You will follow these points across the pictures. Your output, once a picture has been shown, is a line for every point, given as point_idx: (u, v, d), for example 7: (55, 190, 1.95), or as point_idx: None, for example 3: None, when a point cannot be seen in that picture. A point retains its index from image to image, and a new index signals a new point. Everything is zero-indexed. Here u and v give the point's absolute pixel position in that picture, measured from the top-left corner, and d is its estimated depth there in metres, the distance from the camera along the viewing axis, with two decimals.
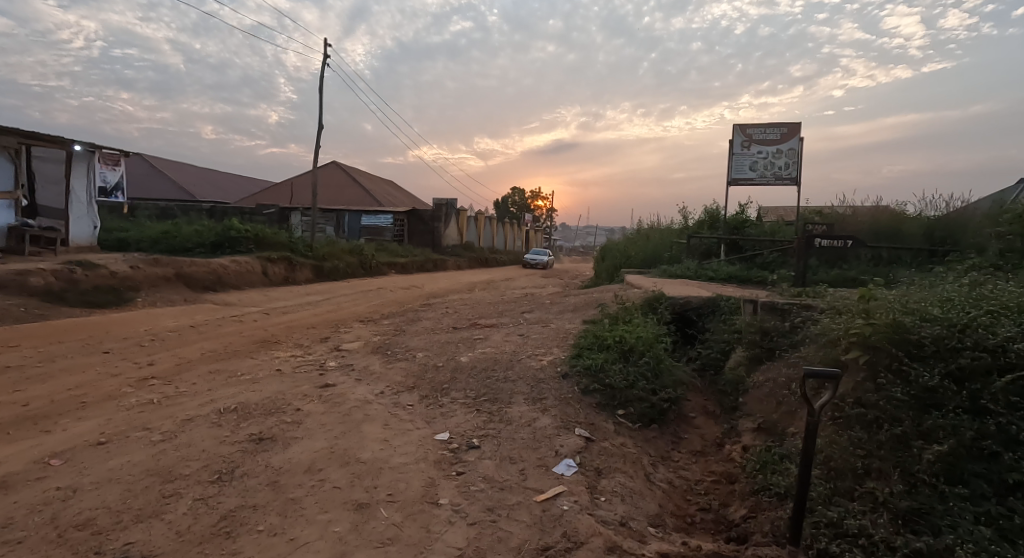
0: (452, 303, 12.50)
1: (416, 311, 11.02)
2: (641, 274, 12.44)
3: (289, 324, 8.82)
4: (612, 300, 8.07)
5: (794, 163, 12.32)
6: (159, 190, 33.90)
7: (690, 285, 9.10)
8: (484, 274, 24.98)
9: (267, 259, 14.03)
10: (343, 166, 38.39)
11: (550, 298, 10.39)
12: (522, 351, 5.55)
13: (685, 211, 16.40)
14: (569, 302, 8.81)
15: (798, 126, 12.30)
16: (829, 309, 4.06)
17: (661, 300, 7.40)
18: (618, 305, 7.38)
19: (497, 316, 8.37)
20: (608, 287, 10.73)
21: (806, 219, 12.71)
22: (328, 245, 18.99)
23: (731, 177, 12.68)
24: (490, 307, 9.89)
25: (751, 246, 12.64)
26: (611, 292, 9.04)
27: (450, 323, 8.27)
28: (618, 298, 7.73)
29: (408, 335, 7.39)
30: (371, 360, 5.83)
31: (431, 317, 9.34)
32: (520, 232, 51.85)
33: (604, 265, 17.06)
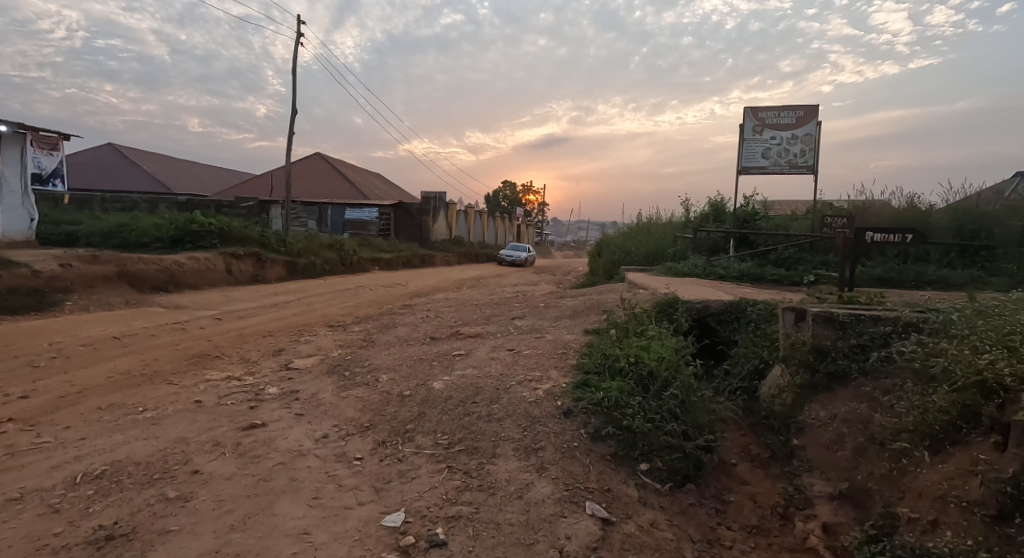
0: (436, 305, 11.35)
1: (394, 315, 9.85)
2: (643, 272, 11.34)
3: (243, 331, 7.63)
4: (616, 303, 6.96)
5: (811, 149, 11.25)
6: (132, 182, 32.41)
7: (704, 287, 8.01)
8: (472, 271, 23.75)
9: (232, 255, 12.77)
10: (327, 157, 36.93)
11: (543, 299, 9.26)
12: (510, 375, 4.41)
13: (688, 203, 15.32)
14: (566, 306, 7.68)
15: (815, 108, 11.20)
16: (955, 336, 2.96)
17: (677, 304, 6.27)
18: (627, 311, 6.23)
19: (483, 323, 7.23)
20: (609, 288, 9.60)
21: (822, 211, 11.69)
22: (304, 239, 17.72)
23: (742, 165, 11.62)
24: (477, 311, 8.74)
25: (763, 241, 11.59)
26: (613, 294, 7.91)
27: (428, 331, 7.11)
28: (624, 302, 6.60)
29: (377, 348, 6.24)
30: (321, 385, 4.66)
31: (409, 323, 8.18)
32: (510, 227, 50.54)
33: (601, 261, 15.96)
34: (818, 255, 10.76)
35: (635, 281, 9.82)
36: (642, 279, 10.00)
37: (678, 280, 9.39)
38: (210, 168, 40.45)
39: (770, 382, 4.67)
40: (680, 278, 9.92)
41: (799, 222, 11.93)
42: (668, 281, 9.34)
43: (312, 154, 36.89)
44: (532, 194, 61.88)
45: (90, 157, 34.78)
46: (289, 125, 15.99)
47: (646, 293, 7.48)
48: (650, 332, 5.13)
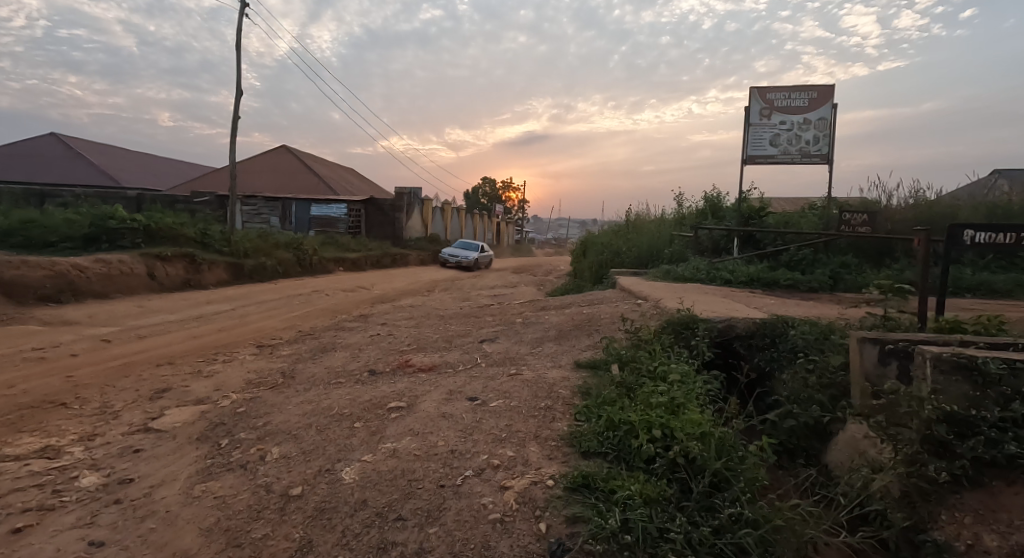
0: (396, 316, 9.69)
1: (341, 330, 8.19)
2: (636, 276, 9.88)
3: (130, 360, 5.92)
4: (613, 324, 5.44)
5: (825, 136, 9.87)
6: (77, 175, 30.05)
7: (717, 298, 6.55)
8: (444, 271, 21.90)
9: (156, 257, 10.95)
10: (294, 151, 34.78)
11: (521, 311, 7.69)
12: (465, 455, 2.82)
13: (682, 198, 13.93)
14: (550, 324, 6.11)
15: (830, 89, 9.81)
16: None
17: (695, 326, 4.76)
18: (631, 338, 4.69)
19: (442, 347, 5.66)
20: (600, 297, 8.09)
21: (838, 206, 10.33)
22: (255, 239, 15.91)
23: (747, 154, 10.18)
24: (442, 327, 7.14)
25: (771, 240, 10.21)
26: (609, 310, 6.39)
27: (372, 358, 5.50)
28: (625, 323, 5.07)
29: (297, 387, 4.62)
30: (173, 467, 3.02)
31: (354, 343, 6.54)
32: (490, 224, 48.70)
33: (585, 263, 14.48)
34: (836, 256, 9.39)
35: (629, 289, 8.33)
36: (637, 287, 8.54)
37: (681, 288, 7.92)
38: (170, 162, 38.06)
39: (849, 451, 3.19)
40: (680, 285, 8.46)
41: (811, 217, 10.54)
42: (670, 289, 7.87)
43: (277, 147, 34.78)
44: (512, 191, 60.08)
45: (32, 148, 32.19)
46: (234, 110, 14.15)
47: (650, 308, 5.98)
48: (671, 374, 3.61)
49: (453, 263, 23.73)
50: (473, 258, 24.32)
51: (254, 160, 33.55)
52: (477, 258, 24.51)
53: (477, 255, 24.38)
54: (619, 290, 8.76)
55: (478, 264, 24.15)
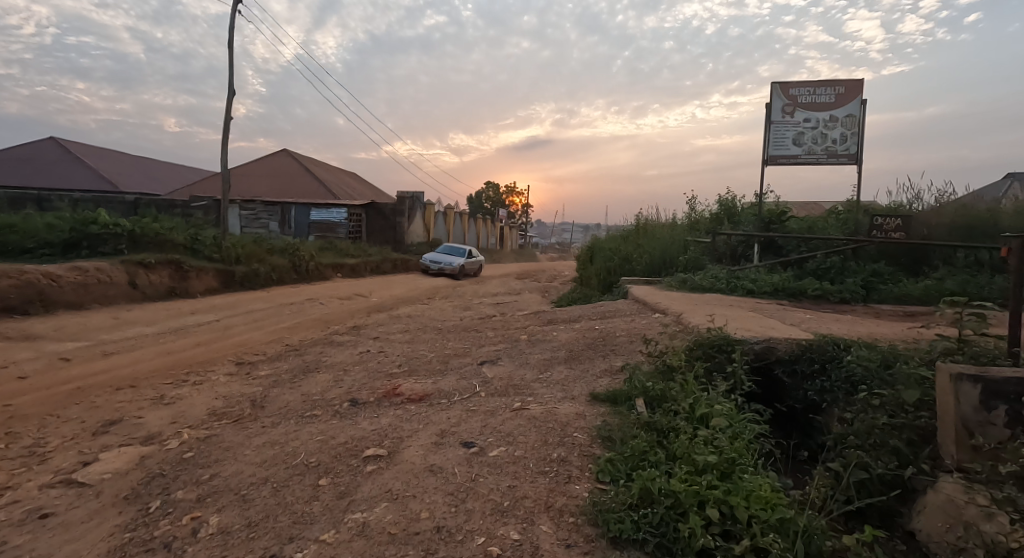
0: (391, 327, 9.05)
1: (330, 344, 7.54)
2: (650, 285, 9.20)
3: (86, 383, 5.26)
4: (633, 346, 4.75)
5: (853, 134, 9.20)
6: (74, 180, 29.62)
7: (745, 312, 5.88)
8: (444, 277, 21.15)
9: (139, 264, 10.32)
10: (295, 154, 34.23)
11: (526, 326, 7.02)
12: (454, 536, 2.13)
13: (694, 202, 13.26)
14: (559, 342, 5.42)
15: (858, 84, 9.15)
16: None
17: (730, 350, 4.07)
18: (656, 364, 4.01)
19: (438, 369, 4.98)
20: (613, 310, 7.39)
21: (866, 210, 9.64)
22: (248, 244, 15.30)
23: (769, 153, 9.50)
24: (440, 343, 6.47)
25: (795, 246, 9.51)
26: (625, 326, 5.70)
27: (358, 382, 4.82)
28: (647, 344, 4.39)
29: (265, 419, 3.93)
30: (79, 545, 2.34)
31: (341, 362, 5.87)
32: (493, 228, 47.99)
33: (592, 270, 13.80)
34: (866, 265, 8.70)
35: (643, 301, 7.64)
36: (652, 298, 7.84)
37: (701, 300, 7.23)
38: (170, 166, 37.53)
39: (947, 521, 2.51)
40: (700, 296, 7.76)
41: (835, 222, 9.86)
42: (689, 301, 7.18)
43: (278, 150, 34.27)
44: (516, 195, 59.37)
45: (29, 152, 31.73)
46: (226, 110, 13.54)
47: (673, 326, 5.29)
48: (713, 415, 2.93)
49: (434, 269, 21.53)
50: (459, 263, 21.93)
51: (254, 163, 33.00)
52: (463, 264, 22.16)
53: (463, 259, 22.09)
54: (632, 301, 8.05)
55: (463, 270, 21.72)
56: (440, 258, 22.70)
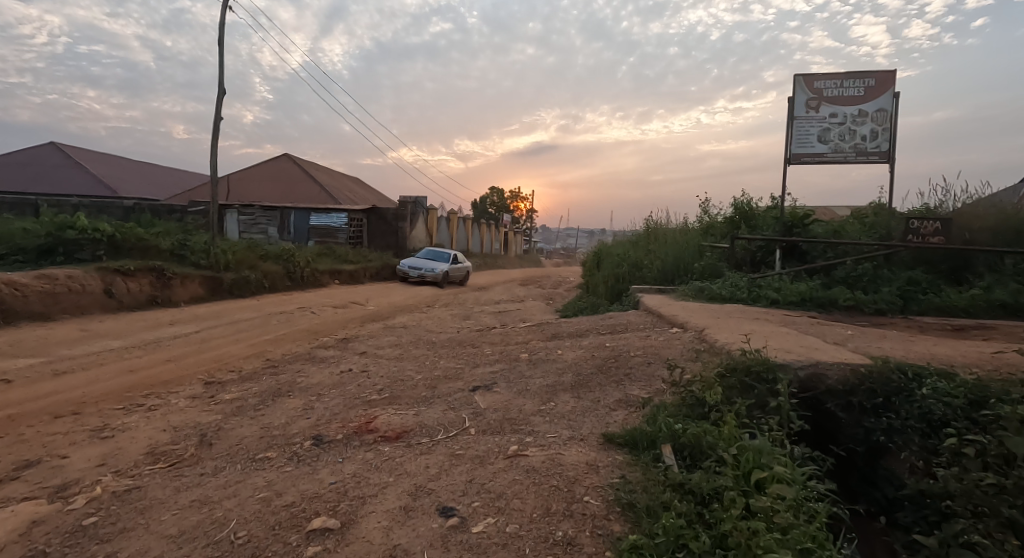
0: (383, 340, 8.35)
1: (313, 360, 6.85)
2: (662, 294, 8.48)
3: (21, 409, 4.57)
4: (653, 374, 4.02)
5: (885, 130, 8.48)
6: (72, 185, 29.19)
7: (777, 328, 5.16)
8: (445, 284, 20.40)
9: (116, 271, 9.69)
10: (296, 159, 33.68)
11: (527, 341, 6.32)
12: None
13: (706, 205, 12.56)
14: (565, 363, 4.71)
15: (890, 76, 8.43)
16: None
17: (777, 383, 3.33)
18: (687, 405, 3.28)
19: (423, 395, 4.28)
20: (624, 323, 6.68)
21: (896, 213, 8.91)
22: (240, 250, 14.67)
23: (791, 151, 8.78)
24: (431, 362, 5.77)
25: (819, 252, 8.79)
26: (641, 345, 4.98)
27: (329, 412, 4.11)
28: (673, 374, 3.66)
29: (207, 463, 3.23)
30: None
31: (318, 384, 5.18)
32: (497, 233, 47.26)
33: (598, 276, 13.10)
34: (900, 272, 7.97)
35: (659, 313, 6.91)
36: (668, 310, 7.09)
37: (722, 312, 6.53)
38: (170, 170, 37.06)
39: None
40: (721, 307, 7.02)
41: (863, 226, 9.13)
42: (710, 313, 6.45)
43: (280, 155, 33.77)
44: (520, 200, 58.65)
45: (28, 156, 31.35)
46: (216, 108, 12.89)
47: (697, 346, 4.57)
48: (767, 479, 2.21)
49: (411, 276, 19.45)
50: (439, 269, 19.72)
51: (254, 168, 32.47)
52: (445, 269, 19.97)
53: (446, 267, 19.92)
54: (646, 313, 7.32)
55: (445, 277, 19.54)
56: (420, 264, 20.58)
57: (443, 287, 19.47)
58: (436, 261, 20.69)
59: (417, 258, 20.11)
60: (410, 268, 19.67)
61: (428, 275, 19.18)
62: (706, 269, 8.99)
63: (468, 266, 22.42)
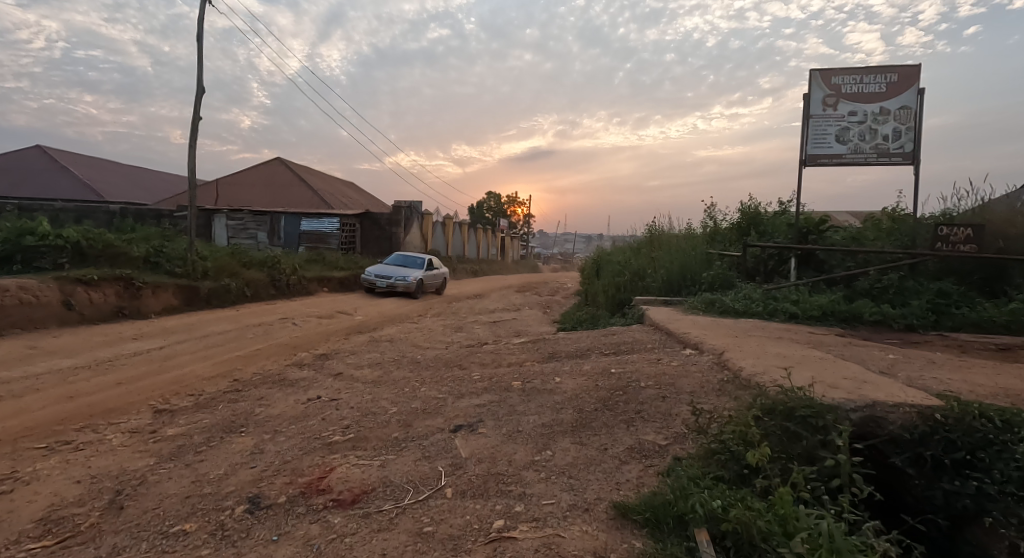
0: (365, 356, 7.65)
1: (283, 380, 6.14)
2: (669, 307, 7.81)
3: None
4: (672, 418, 3.36)
5: (908, 129, 7.84)
6: (57, 189, 28.44)
7: (807, 351, 4.50)
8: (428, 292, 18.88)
9: (78, 280, 8.98)
10: (288, 162, 32.96)
11: (521, 362, 5.65)
12: None
13: (710, 210, 11.94)
14: (565, 394, 4.02)
15: (914, 71, 7.79)
16: None
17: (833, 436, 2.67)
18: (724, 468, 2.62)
19: (395, 436, 3.59)
20: (630, 341, 6.00)
21: (919, 218, 8.29)
22: (221, 257, 13.95)
23: (807, 152, 8.16)
24: (412, 387, 5.07)
25: (837, 261, 8.15)
26: (654, 372, 4.30)
27: (281, 458, 3.40)
28: (699, 424, 3.01)
29: (107, 539, 2.52)
30: None
31: (278, 416, 4.46)
32: (493, 239, 46.51)
33: (598, 285, 12.44)
34: (928, 283, 7.34)
35: (668, 329, 6.24)
36: (678, 325, 6.40)
37: (738, 329, 5.87)
38: (159, 174, 36.28)
39: None
40: (737, 323, 6.34)
41: (883, 232, 8.50)
42: (725, 330, 5.78)
43: (273, 158, 33.05)
44: (518, 204, 57.93)
45: (13, 160, 30.59)
46: (195, 107, 12.16)
47: (720, 378, 3.91)
48: None
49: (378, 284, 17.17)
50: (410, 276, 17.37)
51: (245, 172, 31.73)
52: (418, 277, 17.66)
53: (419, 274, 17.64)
54: (654, 329, 6.64)
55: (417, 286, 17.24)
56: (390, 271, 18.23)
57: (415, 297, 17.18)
58: (408, 267, 18.40)
59: (385, 264, 17.77)
60: (377, 276, 17.42)
61: (397, 283, 16.90)
62: (716, 279, 8.31)
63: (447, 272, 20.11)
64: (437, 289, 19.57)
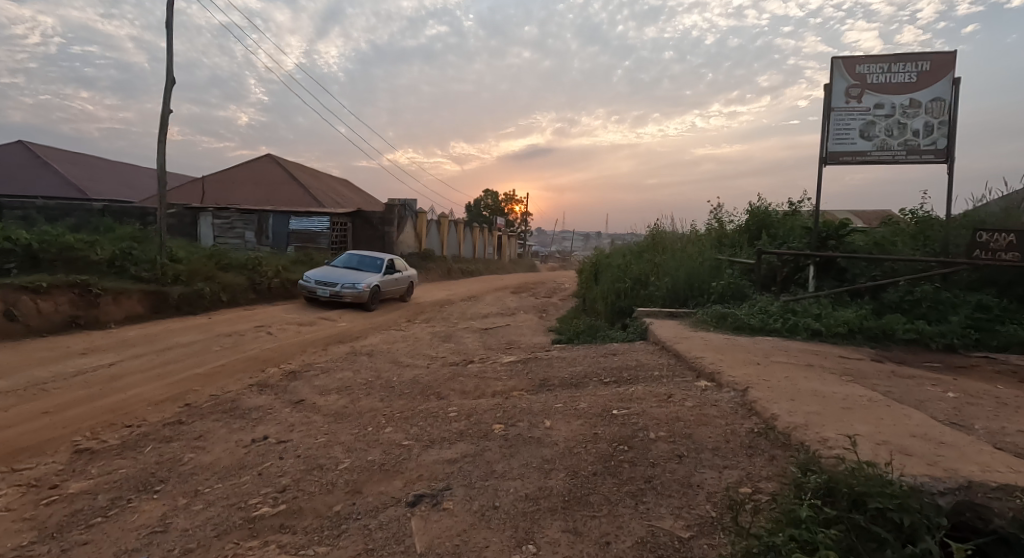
0: (336, 375, 6.84)
1: (236, 408, 5.35)
2: (676, 321, 7.03)
3: None
4: (694, 492, 2.58)
5: (941, 123, 7.06)
6: (39, 186, 27.55)
7: (851, 389, 3.70)
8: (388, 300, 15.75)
9: (25, 289, 8.19)
10: (279, 159, 32.02)
11: (509, 392, 4.86)
12: None
13: (717, 211, 11.16)
14: (556, 448, 3.24)
15: (948, 59, 7.01)
16: None
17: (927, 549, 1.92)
18: None
19: (337, 509, 2.81)
20: (634, 367, 5.18)
21: (952, 222, 7.51)
22: (197, 260, 13.14)
23: (828, 149, 7.39)
24: (377, 426, 4.27)
25: (861, 269, 7.38)
26: (664, 416, 3.52)
27: (185, 543, 2.63)
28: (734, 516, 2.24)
29: None
30: None
31: (209, 466, 3.68)
32: (491, 238, 45.61)
33: (597, 290, 11.66)
34: (965, 295, 6.55)
35: (677, 351, 5.43)
36: (688, 346, 5.59)
37: (760, 353, 5.10)
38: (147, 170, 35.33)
39: None
40: (756, 344, 5.53)
41: (910, 237, 7.73)
42: (745, 355, 4.97)
43: (264, 155, 32.12)
44: (516, 202, 57.00)
45: None
46: (164, 99, 11.27)
47: (750, 430, 3.14)
48: None
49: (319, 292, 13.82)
50: (361, 283, 14.18)
51: (234, 168, 30.81)
52: (371, 284, 14.29)
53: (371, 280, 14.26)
54: (661, 350, 5.83)
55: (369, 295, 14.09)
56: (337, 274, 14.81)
57: (368, 308, 14.24)
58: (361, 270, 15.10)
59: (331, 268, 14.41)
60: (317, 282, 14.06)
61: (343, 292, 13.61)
62: (727, 290, 7.53)
63: (414, 273, 17.14)
64: (398, 296, 16.34)
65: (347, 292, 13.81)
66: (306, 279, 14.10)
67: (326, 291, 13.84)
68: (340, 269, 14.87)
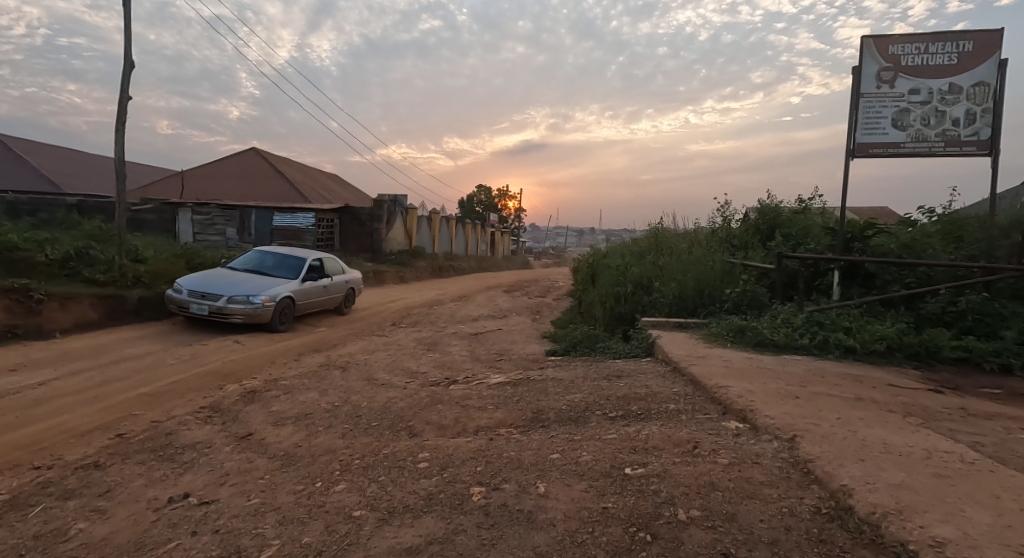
0: (299, 396, 5.98)
1: (169, 443, 4.48)
2: (687, 335, 6.23)
3: None
4: None
5: (986, 111, 6.24)
6: (12, 179, 26.44)
7: (931, 441, 2.88)
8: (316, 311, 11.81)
9: None
10: (263, 153, 30.95)
11: (495, 431, 4.04)
12: None
13: (725, 208, 10.38)
14: (554, 532, 2.40)
15: (995, 38, 6.18)
16: None
17: None
18: None
19: None
20: (645, 397, 4.35)
21: (993, 221, 6.72)
22: (164, 260, 12.19)
23: (856, 140, 6.60)
24: (328, 479, 3.41)
25: (893, 273, 6.60)
26: (694, 481, 2.69)
27: None
28: None
29: None
30: None
31: (98, 543, 2.81)
32: (484, 234, 44.72)
33: (595, 293, 10.87)
34: (1015, 305, 5.75)
35: (693, 375, 4.63)
36: (706, 368, 4.77)
37: (795, 379, 4.29)
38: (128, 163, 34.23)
39: None
40: (786, 367, 4.72)
41: (946, 238, 6.95)
42: (777, 382, 4.16)
43: (248, 149, 31.04)
44: (509, 198, 56.18)
45: None
46: (121, 84, 10.27)
47: (815, 511, 2.32)
48: None
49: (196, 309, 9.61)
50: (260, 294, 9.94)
51: (217, 162, 29.72)
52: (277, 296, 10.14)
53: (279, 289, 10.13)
54: (673, 372, 5.01)
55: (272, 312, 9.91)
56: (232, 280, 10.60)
57: (274, 327, 10.23)
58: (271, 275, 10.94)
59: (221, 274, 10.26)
60: (194, 294, 9.78)
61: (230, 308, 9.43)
62: (742, 297, 6.74)
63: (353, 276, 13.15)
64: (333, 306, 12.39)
65: (236, 309, 9.59)
66: (177, 289, 9.85)
67: (205, 307, 9.57)
68: (237, 273, 10.61)
